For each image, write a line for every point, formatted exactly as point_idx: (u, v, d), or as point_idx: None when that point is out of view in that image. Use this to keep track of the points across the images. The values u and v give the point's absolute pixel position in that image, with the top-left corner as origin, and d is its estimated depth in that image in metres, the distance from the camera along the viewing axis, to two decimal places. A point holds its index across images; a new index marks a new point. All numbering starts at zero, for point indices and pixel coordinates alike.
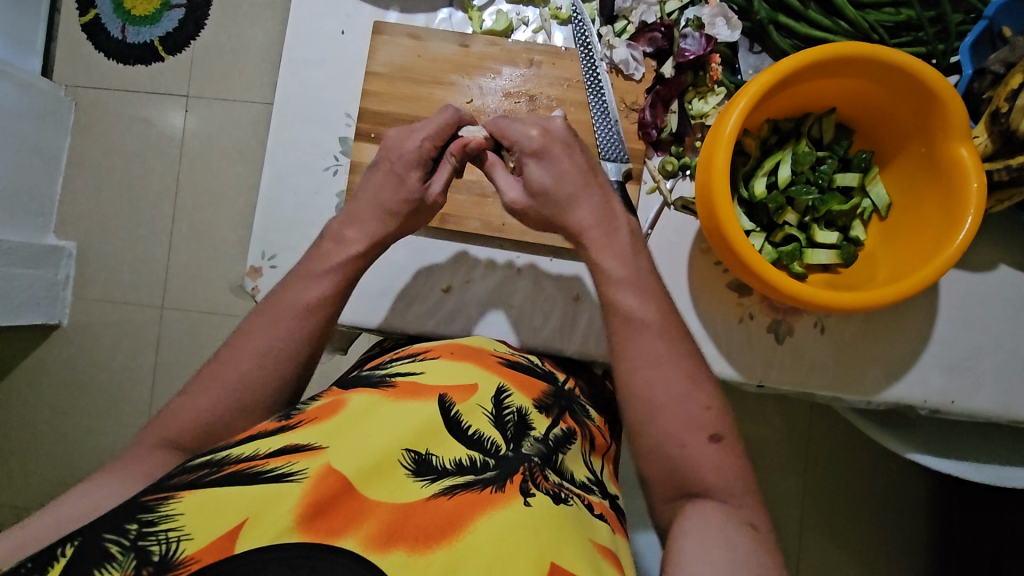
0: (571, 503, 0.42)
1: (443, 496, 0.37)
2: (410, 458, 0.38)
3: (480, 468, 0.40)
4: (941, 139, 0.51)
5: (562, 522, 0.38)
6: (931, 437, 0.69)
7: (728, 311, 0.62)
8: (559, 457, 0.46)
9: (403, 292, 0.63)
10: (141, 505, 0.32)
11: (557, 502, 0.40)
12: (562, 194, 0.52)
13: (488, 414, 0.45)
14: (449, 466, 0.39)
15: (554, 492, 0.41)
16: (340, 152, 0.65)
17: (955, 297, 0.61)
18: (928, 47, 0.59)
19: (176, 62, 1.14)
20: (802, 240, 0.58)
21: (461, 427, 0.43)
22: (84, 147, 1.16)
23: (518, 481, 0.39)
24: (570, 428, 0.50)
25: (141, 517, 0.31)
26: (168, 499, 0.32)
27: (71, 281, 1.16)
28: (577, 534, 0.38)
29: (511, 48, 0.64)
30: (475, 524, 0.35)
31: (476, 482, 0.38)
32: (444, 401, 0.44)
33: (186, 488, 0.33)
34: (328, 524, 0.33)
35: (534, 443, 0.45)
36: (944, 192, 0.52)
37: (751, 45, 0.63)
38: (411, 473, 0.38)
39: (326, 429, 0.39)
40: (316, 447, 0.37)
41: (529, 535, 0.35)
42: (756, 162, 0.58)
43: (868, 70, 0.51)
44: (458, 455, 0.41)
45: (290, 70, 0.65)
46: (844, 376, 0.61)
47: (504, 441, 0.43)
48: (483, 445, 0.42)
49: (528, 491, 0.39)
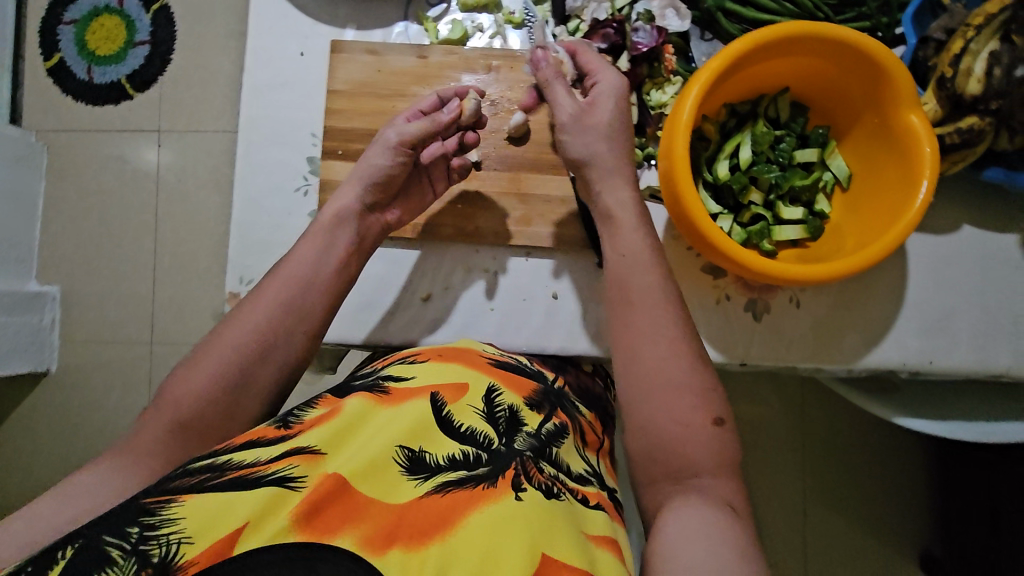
0: (564, 497, 0.42)
1: (436, 494, 0.38)
2: (404, 455, 0.39)
3: (472, 463, 0.41)
4: (892, 109, 0.52)
5: (556, 515, 0.39)
6: (918, 400, 0.70)
7: (705, 294, 0.63)
8: (553, 449, 0.46)
9: (382, 305, 0.64)
10: (142, 509, 0.32)
11: (549, 497, 0.41)
12: (612, 132, 0.55)
13: (479, 411, 0.46)
14: (442, 462, 0.40)
15: (547, 486, 0.42)
16: (308, 172, 0.65)
17: (923, 261, 0.62)
18: (872, 21, 0.60)
19: (145, 98, 1.14)
20: (769, 218, 0.59)
21: (451, 424, 0.43)
22: (59, 191, 1.16)
23: (511, 476, 0.40)
24: (563, 423, 0.51)
25: (143, 521, 0.31)
26: (170, 503, 0.32)
27: (57, 324, 1.16)
28: (570, 524, 0.39)
29: (469, 55, 0.65)
30: (467, 519, 0.36)
31: (469, 480, 0.39)
32: (436, 400, 0.45)
33: (188, 493, 0.33)
34: (325, 523, 0.34)
35: (527, 438, 0.45)
36: (898, 160, 0.54)
37: (702, 33, 0.63)
38: (405, 470, 0.39)
39: (326, 433, 0.39)
40: (317, 453, 0.37)
41: (524, 529, 0.36)
42: (717, 146, 0.59)
43: (815, 48, 0.52)
44: (451, 450, 0.41)
45: (254, 95, 0.66)
46: (822, 347, 0.63)
47: (496, 435, 0.44)
48: (476, 439, 0.43)
49: (519, 487, 0.40)
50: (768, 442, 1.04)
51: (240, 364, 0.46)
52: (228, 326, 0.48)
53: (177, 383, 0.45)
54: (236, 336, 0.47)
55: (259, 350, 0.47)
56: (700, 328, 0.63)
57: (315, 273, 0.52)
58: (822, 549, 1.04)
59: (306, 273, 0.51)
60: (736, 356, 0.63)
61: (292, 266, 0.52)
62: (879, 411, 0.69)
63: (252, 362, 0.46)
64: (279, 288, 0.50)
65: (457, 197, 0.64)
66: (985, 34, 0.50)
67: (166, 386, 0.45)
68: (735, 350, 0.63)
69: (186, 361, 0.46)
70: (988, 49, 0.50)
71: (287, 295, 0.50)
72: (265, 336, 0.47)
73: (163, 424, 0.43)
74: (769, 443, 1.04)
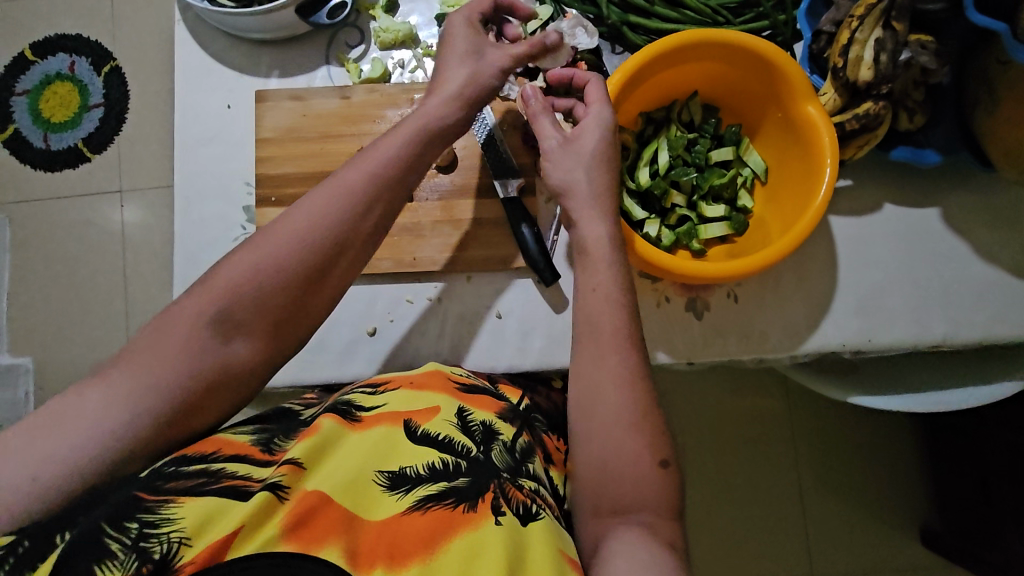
0: (542, 515, 0.44)
1: (417, 511, 0.40)
2: (384, 475, 0.42)
3: (452, 472, 0.43)
4: (791, 103, 0.54)
5: (529, 543, 0.40)
6: (875, 378, 0.72)
7: (645, 298, 0.65)
8: (527, 466, 0.48)
9: (333, 344, 0.64)
10: (141, 504, 0.34)
11: (527, 518, 0.42)
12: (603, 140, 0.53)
13: (455, 423, 0.48)
14: (422, 472, 0.43)
15: (525, 506, 0.43)
16: (246, 221, 0.66)
17: (849, 243, 0.64)
18: (770, 20, 0.61)
19: (102, 159, 1.13)
20: (694, 218, 0.61)
21: (431, 436, 0.45)
22: (26, 262, 1.16)
23: (490, 498, 0.42)
24: (530, 442, 0.52)
25: (142, 517, 0.34)
26: (169, 503, 0.35)
27: (32, 396, 1.14)
28: (546, 544, 0.41)
29: (391, 92, 0.66)
30: (449, 543, 0.38)
31: (450, 495, 0.41)
32: (410, 425, 0.46)
33: (186, 494, 0.35)
34: (309, 534, 0.35)
35: (503, 454, 0.47)
36: (803, 153, 0.55)
37: (612, 47, 0.65)
38: (386, 488, 0.41)
39: (311, 447, 0.41)
40: (298, 468, 0.39)
41: (502, 551, 0.38)
42: (635, 154, 0.61)
43: (711, 52, 0.55)
44: (430, 459, 0.44)
45: (184, 152, 0.67)
46: (760, 340, 0.64)
47: (475, 445, 0.46)
48: (454, 447, 0.45)
49: (499, 509, 0.41)
50: (741, 432, 1.05)
51: (311, 259, 0.43)
52: (302, 208, 0.44)
53: (236, 261, 0.42)
54: (313, 223, 0.44)
55: (337, 241, 0.44)
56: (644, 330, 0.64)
57: (399, 179, 0.47)
58: (818, 534, 1.04)
59: (390, 175, 0.47)
60: (682, 356, 0.64)
61: (371, 160, 0.47)
62: (836, 393, 0.71)
63: (326, 255, 0.44)
64: (360, 176, 0.46)
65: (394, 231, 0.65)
66: (868, 23, 0.51)
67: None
68: (680, 351, 0.64)
69: (247, 239, 0.43)
70: (873, 37, 0.52)
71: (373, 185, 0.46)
72: (340, 229, 0.44)
73: (208, 319, 0.40)
74: (738, 435, 1.05)
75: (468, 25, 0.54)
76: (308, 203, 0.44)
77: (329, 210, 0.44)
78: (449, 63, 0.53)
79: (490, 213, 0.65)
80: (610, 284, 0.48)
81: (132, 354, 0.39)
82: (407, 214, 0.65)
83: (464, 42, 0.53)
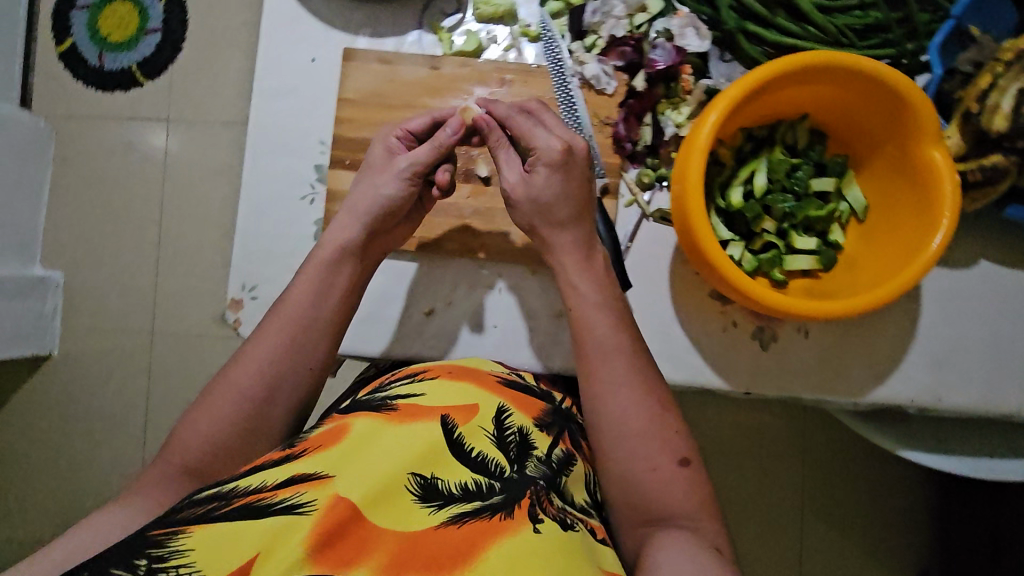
0: (577, 528, 0.44)
1: (453, 525, 0.39)
2: (417, 482, 0.41)
3: (486, 493, 0.42)
4: (913, 144, 0.52)
5: (571, 553, 0.39)
6: (924, 432, 0.70)
7: (711, 320, 0.62)
8: (562, 479, 0.48)
9: (388, 318, 0.63)
10: (151, 540, 0.34)
11: (565, 529, 0.42)
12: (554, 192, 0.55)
13: (491, 435, 0.47)
14: (455, 491, 0.41)
15: (559, 518, 0.43)
16: (316, 179, 0.65)
17: (936, 295, 0.61)
18: (897, 49, 0.58)
19: (154, 87, 1.09)
20: (781, 247, 0.58)
21: (463, 448, 0.45)
22: (68, 178, 1.12)
23: (526, 507, 0.41)
24: (570, 449, 0.52)
25: (151, 553, 0.33)
26: (178, 534, 0.35)
27: (59, 311, 1.12)
28: (584, 560, 0.40)
29: (483, 69, 0.63)
30: (488, 553, 0.37)
31: (484, 509, 0.40)
32: (447, 422, 0.46)
33: (196, 523, 0.35)
34: (337, 555, 0.35)
35: (538, 465, 0.46)
36: (917, 197, 0.53)
37: (721, 54, 0.62)
38: (418, 498, 0.40)
39: (332, 457, 0.41)
40: (323, 477, 0.39)
41: (545, 564, 0.37)
42: (731, 171, 0.58)
43: (835, 78, 0.51)
44: (463, 479, 0.42)
45: (261, 101, 0.65)
46: (829, 379, 0.61)
47: (508, 462, 0.45)
48: (488, 467, 0.44)
49: (536, 517, 0.41)
50: (766, 458, 1.03)
51: (263, 385, 0.50)
52: (252, 349, 0.52)
53: (188, 426, 0.49)
54: (262, 358, 0.51)
55: (281, 369, 0.51)
56: (705, 353, 0.62)
57: (318, 305, 0.54)
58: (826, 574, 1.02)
59: (310, 311, 0.53)
60: (740, 386, 0.61)
61: (288, 304, 0.54)
62: (882, 442, 0.69)
63: (275, 381, 0.51)
64: (299, 308, 0.53)
65: (465, 214, 0.64)
66: (1014, 71, 0.49)
67: (164, 461, 0.48)
68: (739, 380, 0.61)
69: (215, 384, 0.51)
70: (1015, 87, 0.49)
71: (301, 318, 0.53)
72: (281, 361, 0.51)
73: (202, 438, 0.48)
74: (762, 462, 1.03)
75: (384, 148, 0.60)
76: (258, 341, 0.52)
77: (279, 335, 0.52)
78: (366, 182, 0.58)
79: None
80: (601, 329, 0.54)
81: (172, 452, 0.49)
82: (481, 198, 0.64)
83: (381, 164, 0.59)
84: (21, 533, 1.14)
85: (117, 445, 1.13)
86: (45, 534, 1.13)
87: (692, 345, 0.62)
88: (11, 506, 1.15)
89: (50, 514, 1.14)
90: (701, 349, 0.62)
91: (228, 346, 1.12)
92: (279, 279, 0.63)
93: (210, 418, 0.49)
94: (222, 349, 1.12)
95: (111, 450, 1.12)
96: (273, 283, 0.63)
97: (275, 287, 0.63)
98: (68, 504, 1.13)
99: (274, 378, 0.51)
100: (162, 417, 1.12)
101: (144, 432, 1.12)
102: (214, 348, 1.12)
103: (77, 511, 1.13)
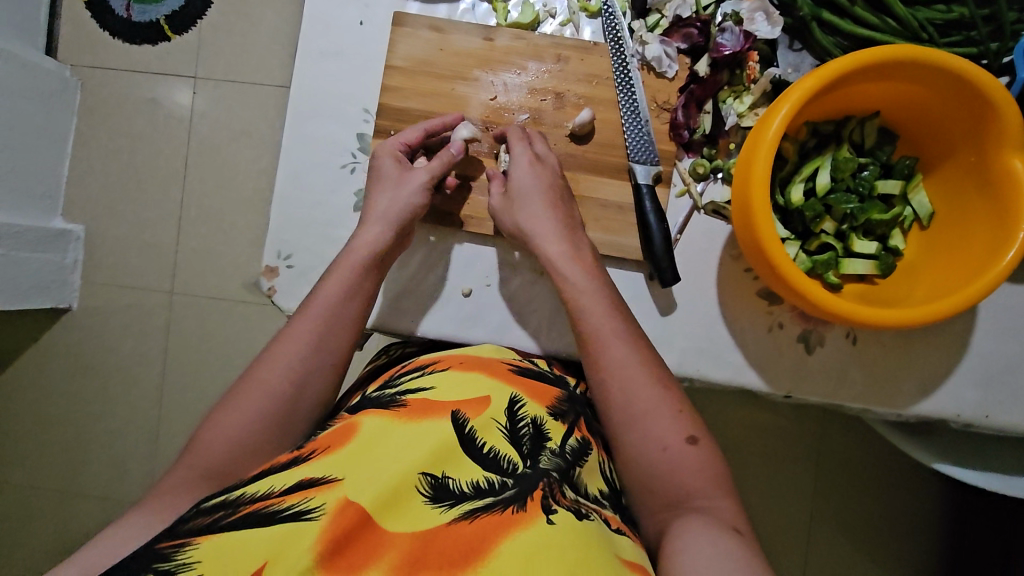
0: (592, 517, 0.42)
1: (464, 521, 0.38)
2: (428, 483, 0.39)
3: (499, 489, 0.40)
4: (994, 150, 0.49)
5: (587, 540, 0.37)
6: (959, 446, 0.69)
7: (758, 320, 0.60)
8: (575, 470, 0.46)
9: (421, 297, 0.61)
10: (158, 553, 0.34)
11: (579, 518, 0.40)
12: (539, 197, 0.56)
13: (503, 429, 0.46)
14: (466, 489, 0.40)
15: (575, 509, 0.41)
16: (357, 148, 0.63)
17: (993, 310, 0.59)
18: (980, 48, 0.55)
19: (182, 41, 1.08)
20: (839, 249, 0.56)
21: (475, 444, 0.43)
22: (92, 129, 1.10)
23: (538, 498, 0.40)
24: (585, 437, 0.51)
25: (158, 567, 0.33)
26: (184, 547, 0.34)
27: (80, 265, 1.12)
28: (603, 549, 0.38)
29: (538, 43, 0.61)
30: (499, 549, 0.36)
31: (495, 504, 0.39)
32: (458, 417, 0.44)
33: (202, 535, 0.35)
34: (348, 561, 0.34)
35: (552, 458, 0.45)
36: (994, 208, 0.50)
37: (790, 42, 0.59)
38: (429, 499, 0.39)
39: (340, 458, 0.40)
40: (332, 478, 0.38)
41: (557, 555, 0.35)
42: (793, 167, 0.56)
43: (919, 75, 0.48)
44: (475, 477, 0.41)
45: (306, 62, 0.63)
46: (875, 388, 0.60)
47: (520, 458, 0.44)
48: (500, 465, 0.43)
49: (549, 508, 0.39)
50: (784, 459, 1.02)
51: (290, 383, 0.49)
52: (273, 347, 0.50)
53: (214, 422, 0.47)
54: (287, 358, 0.50)
55: (309, 361, 0.50)
56: (749, 354, 0.60)
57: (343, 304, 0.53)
58: None
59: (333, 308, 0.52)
60: (782, 388, 0.60)
61: (316, 304, 0.52)
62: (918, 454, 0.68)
63: (305, 372, 0.50)
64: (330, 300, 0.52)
65: None
66: None
67: (201, 430, 0.47)
68: (781, 382, 0.60)
69: (238, 383, 0.49)
70: None
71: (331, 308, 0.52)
72: (307, 357, 0.50)
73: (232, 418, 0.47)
74: (780, 462, 1.02)
75: (393, 160, 0.58)
76: (283, 339, 0.51)
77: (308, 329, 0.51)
78: (386, 195, 0.57)
79: (620, 196, 0.61)
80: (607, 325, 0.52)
81: (197, 446, 0.46)
82: None
83: (395, 174, 0.58)
84: (34, 481, 1.15)
85: (132, 401, 1.13)
86: (60, 484, 1.14)
87: (736, 345, 0.60)
88: (23, 455, 1.15)
89: (64, 465, 1.14)
90: (744, 349, 0.60)
91: (249, 309, 1.11)
92: (316, 248, 0.62)
93: (240, 405, 0.47)
94: (243, 313, 1.11)
95: (127, 406, 1.12)
96: (311, 252, 0.62)
97: (312, 256, 0.62)
98: (82, 456, 1.14)
99: (302, 369, 0.50)
100: (179, 377, 1.12)
101: (160, 391, 1.12)
102: (234, 312, 1.11)
103: (91, 463, 1.13)
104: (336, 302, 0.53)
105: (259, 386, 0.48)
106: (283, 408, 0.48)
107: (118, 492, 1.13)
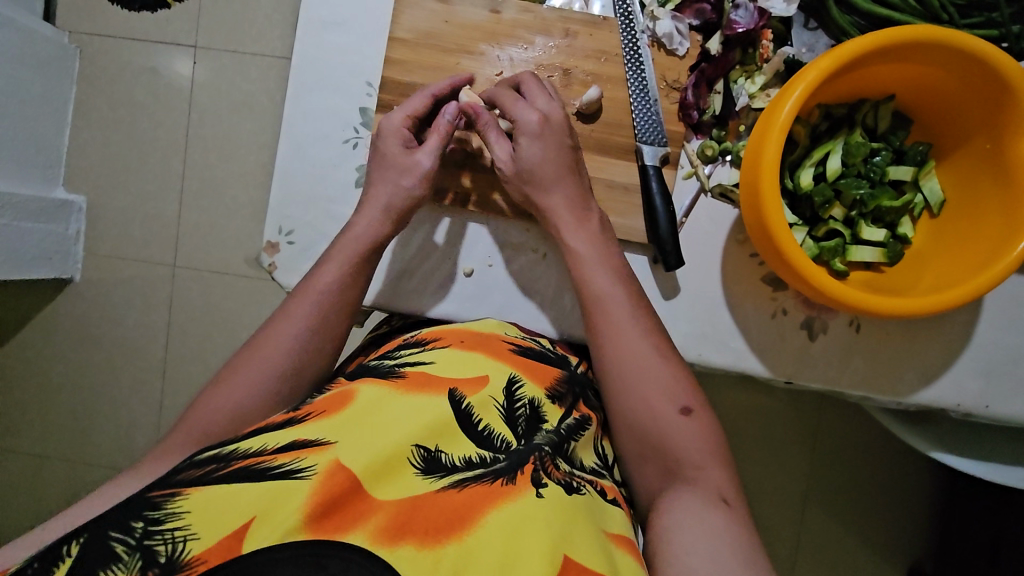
0: (584, 492, 0.42)
1: (453, 489, 0.38)
2: (420, 455, 0.39)
3: (490, 462, 0.41)
4: (1011, 137, 0.48)
5: (575, 513, 0.38)
6: (956, 434, 0.69)
7: (761, 304, 0.59)
8: (570, 445, 0.46)
9: (422, 275, 0.60)
10: (147, 502, 0.33)
11: (569, 492, 0.41)
12: (546, 171, 0.55)
13: (500, 407, 0.45)
14: (458, 462, 0.40)
15: (566, 482, 0.42)
16: (360, 123, 0.62)
17: (1000, 300, 0.58)
18: (1002, 30, 0.53)
19: (183, 10, 1.06)
20: (846, 236, 0.55)
21: (472, 421, 0.43)
22: (91, 99, 1.08)
23: (529, 472, 0.40)
24: (585, 416, 0.51)
25: (148, 515, 0.32)
26: (174, 496, 0.33)
27: (82, 236, 1.11)
28: (590, 523, 0.39)
29: (546, 16, 0.59)
30: (486, 518, 0.36)
31: (485, 475, 0.39)
32: (455, 395, 0.44)
33: (193, 484, 0.34)
34: (335, 523, 0.34)
35: (547, 434, 0.45)
36: (1008, 200, 0.50)
37: (806, 20, 0.57)
38: (420, 470, 0.38)
39: (335, 423, 0.40)
40: (324, 442, 0.37)
41: (544, 528, 0.36)
42: (804, 151, 0.55)
43: (940, 56, 0.47)
44: (467, 452, 0.41)
45: (308, 33, 0.61)
46: (876, 376, 0.59)
47: (515, 438, 0.44)
48: (493, 442, 0.43)
49: (539, 482, 0.39)
50: (783, 443, 1.02)
51: (287, 361, 0.49)
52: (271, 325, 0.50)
53: (208, 398, 0.47)
54: (284, 335, 0.49)
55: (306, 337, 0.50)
56: (751, 339, 0.60)
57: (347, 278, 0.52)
58: (830, 561, 1.02)
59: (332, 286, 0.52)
60: (782, 374, 0.59)
61: (316, 282, 0.52)
62: (915, 442, 0.69)
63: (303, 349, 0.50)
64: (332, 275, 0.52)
65: None
66: None
67: (197, 402, 0.47)
68: (783, 368, 0.59)
69: (232, 358, 0.49)
70: None
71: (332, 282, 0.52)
72: (304, 334, 0.50)
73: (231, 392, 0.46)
74: (779, 445, 1.02)
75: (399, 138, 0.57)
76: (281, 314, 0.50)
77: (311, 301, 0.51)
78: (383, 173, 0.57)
79: (626, 177, 0.60)
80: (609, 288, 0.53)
81: (194, 416, 0.46)
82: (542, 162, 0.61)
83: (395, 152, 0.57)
84: (40, 450, 1.16)
85: (137, 372, 1.13)
86: (66, 452, 1.15)
87: (739, 329, 0.60)
88: (29, 424, 1.15)
89: (70, 434, 1.15)
90: (747, 335, 0.60)
91: (251, 284, 1.11)
92: (318, 224, 0.61)
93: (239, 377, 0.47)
94: (245, 287, 1.11)
95: (131, 376, 1.13)
96: (313, 229, 0.61)
97: (314, 233, 0.61)
98: (88, 426, 1.15)
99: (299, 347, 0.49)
100: (183, 349, 1.12)
101: (164, 363, 1.12)
102: (236, 286, 1.11)
103: (96, 433, 1.14)
104: (336, 279, 0.52)
105: (258, 362, 0.48)
106: (284, 382, 0.48)
107: (123, 462, 1.14)
